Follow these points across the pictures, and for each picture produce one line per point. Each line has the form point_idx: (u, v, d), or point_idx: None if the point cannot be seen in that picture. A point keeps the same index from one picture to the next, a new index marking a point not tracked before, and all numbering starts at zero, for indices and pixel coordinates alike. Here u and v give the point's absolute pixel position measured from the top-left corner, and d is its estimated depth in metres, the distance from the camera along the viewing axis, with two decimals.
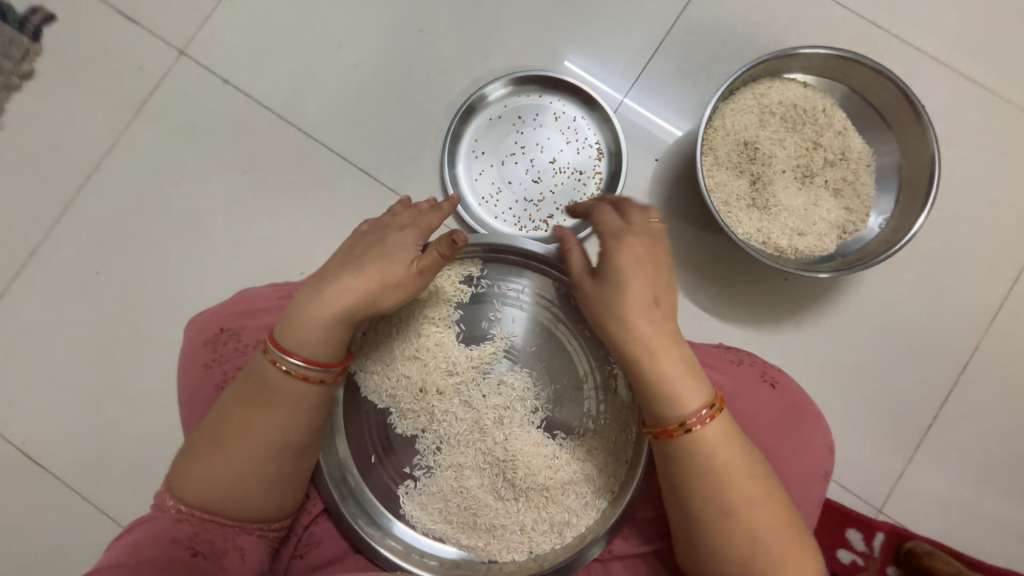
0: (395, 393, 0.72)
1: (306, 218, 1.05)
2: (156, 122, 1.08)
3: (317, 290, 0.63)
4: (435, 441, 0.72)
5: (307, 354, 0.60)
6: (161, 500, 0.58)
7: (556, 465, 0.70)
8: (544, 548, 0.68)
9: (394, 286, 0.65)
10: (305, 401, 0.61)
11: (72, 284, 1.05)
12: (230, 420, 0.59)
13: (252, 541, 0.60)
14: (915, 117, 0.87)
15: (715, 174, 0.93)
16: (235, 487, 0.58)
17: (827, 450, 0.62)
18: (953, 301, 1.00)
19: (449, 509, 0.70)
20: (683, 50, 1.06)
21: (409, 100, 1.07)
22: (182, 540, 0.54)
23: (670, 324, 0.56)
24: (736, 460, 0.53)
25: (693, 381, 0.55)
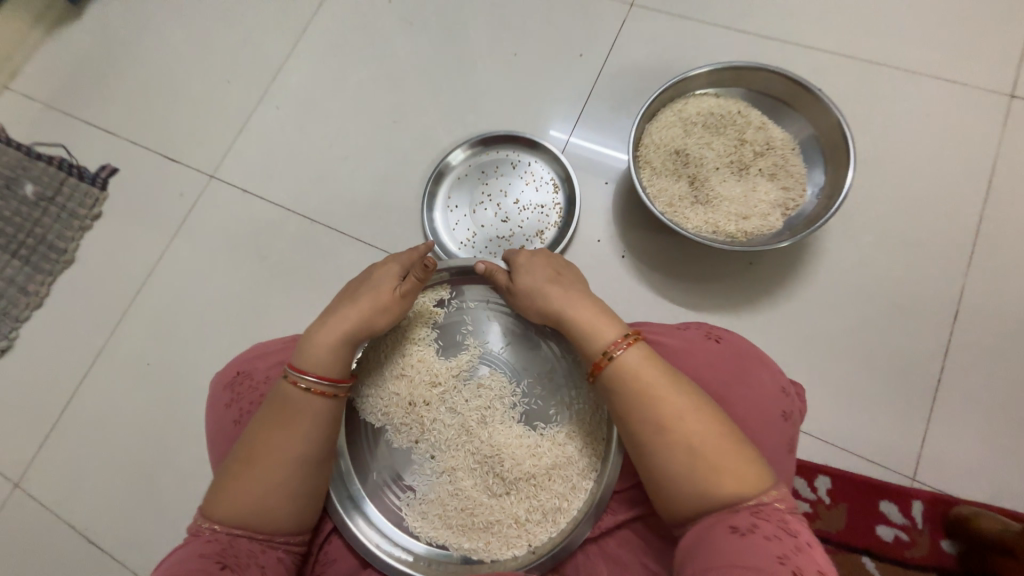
0: (388, 410, 0.81)
1: (319, 288, 1.23)
2: (195, 232, 1.32)
3: (324, 321, 0.76)
4: (428, 449, 0.80)
5: (320, 372, 0.70)
6: (196, 524, 0.64)
7: (539, 454, 0.77)
8: (540, 534, 0.74)
9: (384, 310, 0.78)
10: (319, 418, 0.70)
11: (129, 376, 1.23)
12: (254, 444, 0.67)
13: (273, 561, 0.65)
14: (814, 98, 0.98)
15: (656, 182, 1.05)
16: (261, 502, 0.65)
17: (775, 390, 0.67)
18: (924, 253, 1.02)
19: (449, 513, 0.76)
20: (612, 92, 1.25)
21: (392, 176, 1.28)
22: (210, 556, 0.59)
23: (583, 297, 0.74)
24: (660, 379, 0.62)
25: (610, 323, 0.69)
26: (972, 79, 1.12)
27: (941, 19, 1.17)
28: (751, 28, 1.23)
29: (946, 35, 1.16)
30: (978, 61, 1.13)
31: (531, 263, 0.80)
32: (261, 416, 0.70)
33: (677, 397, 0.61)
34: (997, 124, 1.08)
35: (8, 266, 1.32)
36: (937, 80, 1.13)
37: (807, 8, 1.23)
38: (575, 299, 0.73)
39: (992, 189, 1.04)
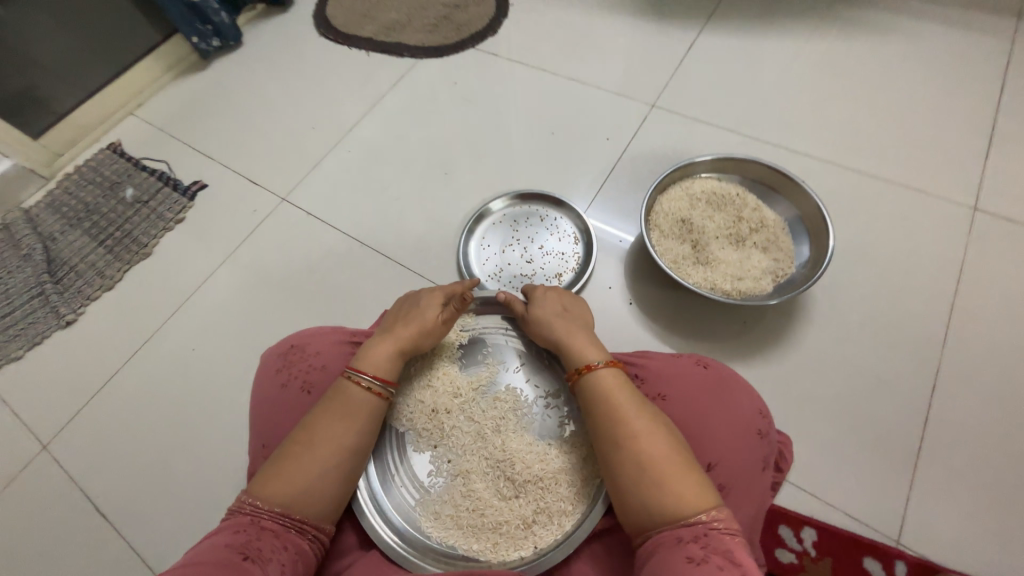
0: (411, 415, 0.87)
1: (357, 303, 1.38)
2: (258, 244, 1.51)
3: (380, 336, 0.85)
4: (446, 453, 0.86)
5: (377, 373, 0.79)
6: (237, 504, 0.69)
7: (547, 459, 0.82)
8: (547, 538, 0.76)
9: (430, 332, 0.88)
10: (365, 413, 0.76)
11: (171, 361, 1.35)
12: (308, 432, 0.73)
13: (291, 558, 0.65)
14: (801, 189, 1.18)
15: (663, 243, 1.22)
16: (295, 489, 0.69)
17: (752, 411, 0.74)
18: (902, 330, 1.14)
19: (460, 514, 0.80)
20: (631, 170, 1.48)
21: (436, 216, 1.48)
22: (236, 547, 0.62)
23: (582, 332, 0.84)
24: (626, 399, 0.70)
25: (596, 350, 0.79)
26: (940, 191, 1.31)
27: (910, 143, 1.40)
28: (750, 133, 1.49)
29: (916, 155, 1.38)
30: (944, 177, 1.33)
31: (547, 297, 0.92)
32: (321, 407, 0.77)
33: (637, 416, 0.68)
34: (964, 229, 1.25)
35: (93, 253, 1.51)
36: (909, 189, 1.33)
37: (797, 122, 1.48)
38: (574, 332, 0.84)
39: (961, 282, 1.18)
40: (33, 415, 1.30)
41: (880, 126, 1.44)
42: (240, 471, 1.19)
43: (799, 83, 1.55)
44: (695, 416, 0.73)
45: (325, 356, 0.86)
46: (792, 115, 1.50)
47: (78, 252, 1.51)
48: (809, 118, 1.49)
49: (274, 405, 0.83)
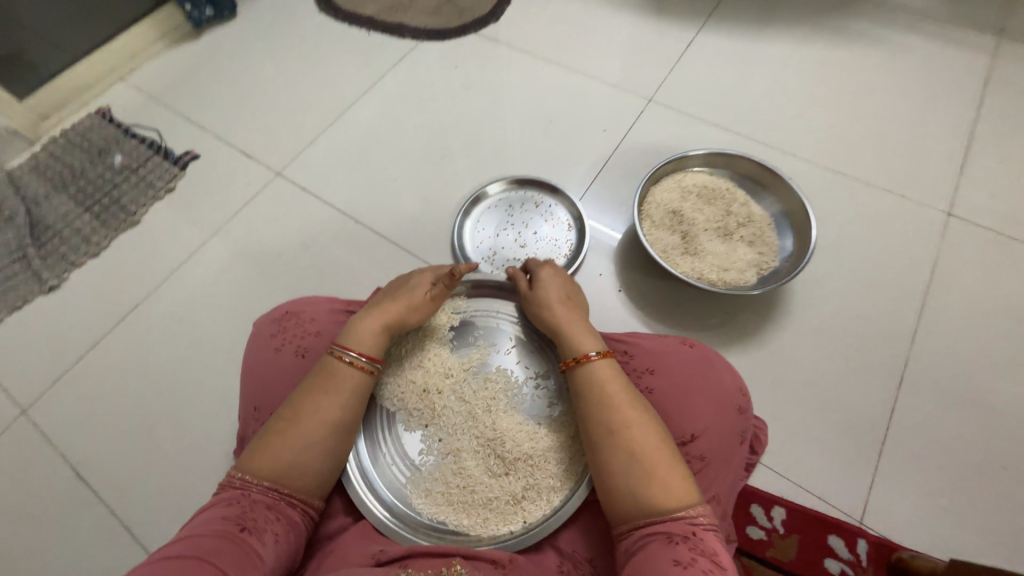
0: (402, 395, 0.87)
1: (350, 280, 1.39)
2: (250, 218, 1.50)
3: (366, 312, 0.85)
4: (436, 432, 0.85)
5: (364, 351, 0.80)
6: (229, 476, 0.71)
7: (538, 437, 0.82)
8: (537, 514, 0.76)
9: (417, 308, 0.88)
10: (354, 390, 0.78)
11: (158, 330, 1.34)
12: (298, 406, 0.74)
13: (285, 528, 0.68)
14: (787, 186, 1.22)
15: (654, 232, 1.25)
16: (286, 464, 0.70)
17: (734, 388, 0.77)
18: (875, 325, 1.19)
19: (450, 491, 0.79)
20: (625, 161, 1.51)
21: (431, 198, 1.49)
22: (232, 518, 0.65)
23: (580, 319, 0.83)
24: (620, 392, 0.69)
25: (593, 340, 0.79)
26: (917, 196, 1.37)
27: (891, 148, 1.46)
28: (742, 132, 1.53)
29: (897, 160, 1.44)
30: (921, 183, 1.39)
31: (549, 281, 0.91)
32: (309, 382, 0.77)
33: (631, 408, 0.68)
34: (937, 233, 1.31)
35: (79, 220, 1.48)
36: (888, 192, 1.39)
37: (787, 124, 1.53)
38: (573, 319, 0.83)
39: (932, 282, 1.24)
40: (13, 380, 1.28)
41: (865, 131, 1.50)
42: (225, 441, 1.19)
43: (790, 86, 1.60)
44: (679, 392, 0.76)
45: (320, 324, 0.87)
46: (782, 116, 1.55)
47: (63, 217, 1.48)
48: (797, 120, 1.54)
49: (265, 368, 0.83)
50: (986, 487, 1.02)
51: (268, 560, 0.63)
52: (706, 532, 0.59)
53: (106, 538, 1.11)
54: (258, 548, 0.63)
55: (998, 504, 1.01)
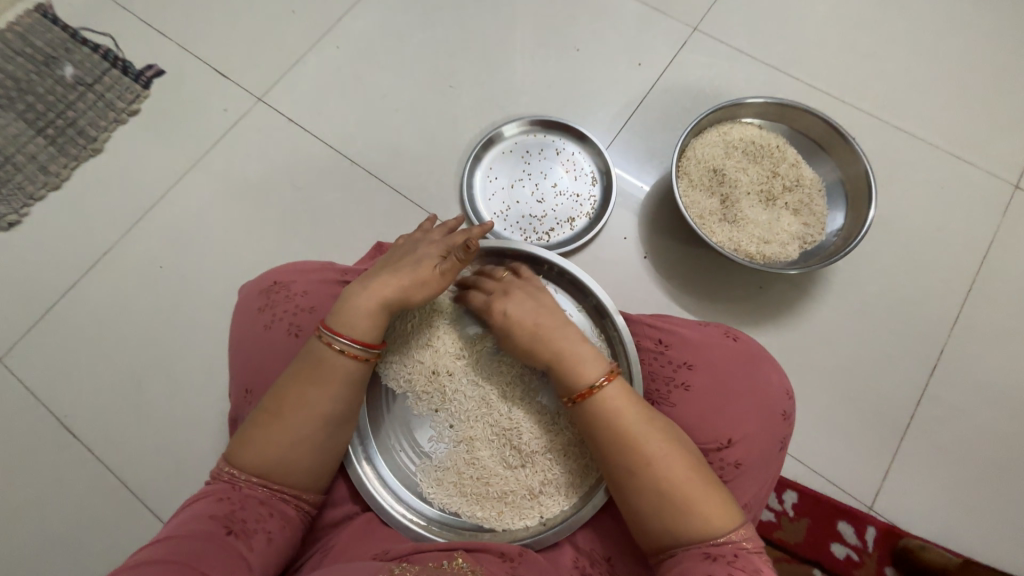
0: (410, 377, 0.81)
1: (346, 229, 1.24)
2: (230, 151, 1.32)
3: (363, 286, 0.75)
4: (447, 418, 0.79)
5: (354, 336, 0.70)
6: (218, 469, 0.68)
7: (557, 430, 0.76)
8: (553, 510, 0.74)
9: (423, 284, 0.77)
10: (346, 382, 0.70)
11: (137, 277, 1.22)
12: (284, 399, 0.68)
13: (277, 526, 0.66)
14: (849, 147, 1.07)
15: (690, 194, 1.11)
16: (275, 461, 0.66)
17: (780, 391, 0.69)
18: (916, 309, 1.11)
19: (462, 482, 0.76)
20: (662, 104, 1.31)
21: (437, 137, 1.31)
22: (220, 518, 0.62)
23: (566, 327, 0.70)
24: (636, 417, 0.61)
25: (591, 361, 0.65)
26: (985, 164, 1.22)
27: (966, 104, 1.27)
28: (799, 74, 1.32)
29: (970, 120, 1.26)
30: (993, 149, 1.23)
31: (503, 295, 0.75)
32: (295, 371, 0.70)
33: (649, 441, 0.59)
34: (1001, 208, 1.18)
35: (31, 144, 1.29)
36: (954, 158, 1.23)
37: (852, 67, 1.32)
38: (549, 337, 0.69)
39: (985, 263, 1.14)
40: None
41: (941, 81, 1.30)
42: (217, 400, 1.13)
43: (861, 19, 1.36)
44: (720, 392, 0.68)
45: (313, 297, 0.79)
46: (848, 57, 1.33)
47: (12, 140, 1.29)
48: (865, 63, 1.32)
49: (254, 345, 0.76)
50: (1001, 479, 1.01)
51: (256, 565, 0.61)
52: (752, 553, 0.55)
53: (100, 492, 1.07)
54: (246, 553, 0.61)
55: (1010, 495, 1.00)
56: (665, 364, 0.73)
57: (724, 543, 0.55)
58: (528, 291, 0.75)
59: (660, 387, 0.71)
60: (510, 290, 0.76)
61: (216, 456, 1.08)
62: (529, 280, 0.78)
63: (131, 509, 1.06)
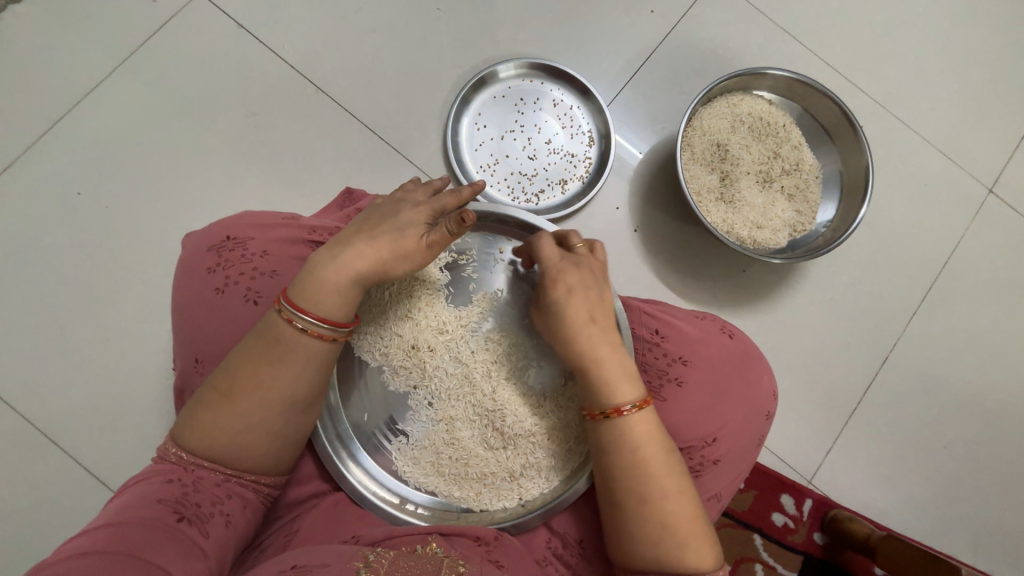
0: (388, 352, 0.80)
1: (309, 167, 1.09)
2: (163, 55, 1.08)
3: (334, 255, 0.66)
4: (427, 396, 0.81)
5: (320, 313, 0.64)
6: (163, 450, 0.61)
7: (538, 414, 0.80)
8: (532, 493, 0.79)
9: (405, 258, 0.69)
10: (314, 362, 0.64)
11: (47, 204, 1.03)
12: (239, 378, 0.61)
13: (238, 507, 0.60)
14: (854, 135, 1.04)
15: (690, 168, 1.05)
16: (235, 442, 0.61)
17: (767, 393, 0.75)
18: (880, 304, 1.16)
19: (442, 461, 0.79)
20: (670, 62, 1.20)
21: (419, 70, 1.14)
22: (170, 503, 0.55)
23: (611, 337, 0.70)
24: (656, 454, 0.65)
25: (628, 385, 0.67)
26: (968, 165, 1.24)
27: (964, 100, 1.25)
28: (813, 46, 1.24)
29: (964, 117, 1.25)
30: (978, 150, 1.24)
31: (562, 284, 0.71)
32: (249, 346, 0.63)
33: (664, 474, 0.64)
34: (972, 211, 1.22)
35: None
36: (942, 155, 1.23)
37: (867, 45, 1.25)
38: (602, 345, 0.69)
39: (947, 265, 1.18)
40: None
41: (947, 71, 1.26)
42: (156, 353, 1.01)
43: None
44: (710, 388, 0.72)
45: (274, 259, 0.71)
46: (865, 33, 1.26)
47: None
48: (880, 42, 1.26)
49: (203, 311, 0.69)
50: (923, 461, 1.12)
51: (212, 551, 0.55)
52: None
53: (22, 444, 0.96)
54: (200, 539, 0.55)
55: (928, 475, 1.11)
56: (659, 356, 0.75)
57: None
58: (583, 284, 0.71)
59: (653, 379, 0.73)
60: (564, 278, 0.71)
61: (160, 410, 0.99)
62: (592, 265, 0.73)
63: (58, 465, 0.96)
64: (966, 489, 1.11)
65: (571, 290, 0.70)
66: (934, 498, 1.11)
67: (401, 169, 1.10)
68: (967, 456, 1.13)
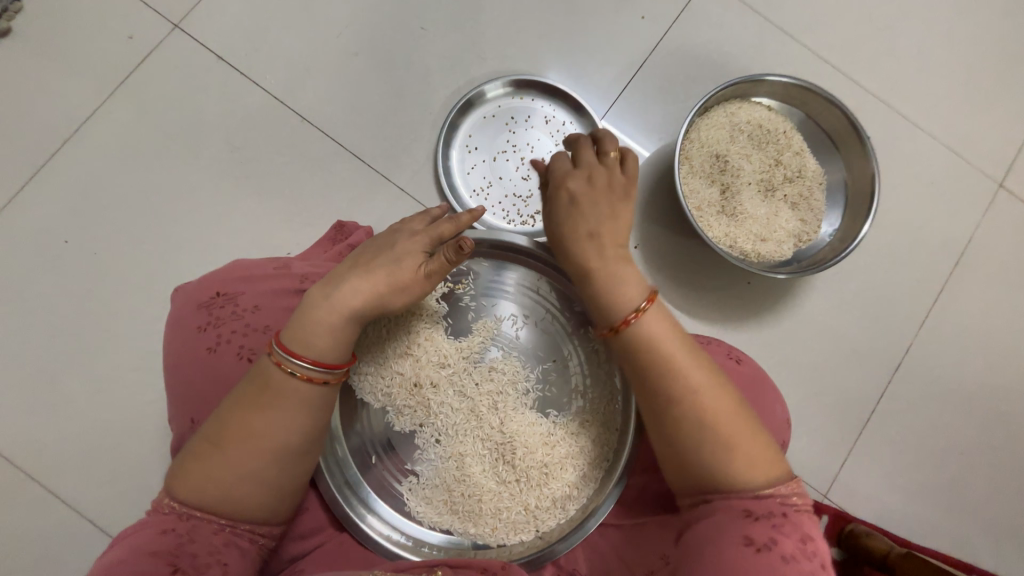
0: (390, 392, 0.85)
1: (298, 200, 1.05)
2: (143, 92, 1.06)
3: (328, 293, 0.66)
4: (434, 434, 0.86)
5: (315, 357, 0.62)
6: (158, 499, 0.59)
7: (551, 443, 0.85)
8: (550, 524, 0.82)
9: (401, 290, 0.69)
10: (308, 407, 0.62)
11: (35, 254, 1.01)
12: (230, 427, 0.60)
13: (236, 555, 0.58)
14: (860, 142, 1.00)
15: (689, 182, 1.02)
16: (229, 489, 0.59)
17: (782, 421, 0.73)
18: (891, 309, 1.13)
19: (455, 498, 0.83)
20: (663, 69, 1.16)
21: (406, 93, 1.10)
22: (163, 554, 0.53)
23: (613, 247, 0.66)
24: (680, 354, 0.61)
25: (632, 286, 0.65)
26: (977, 160, 1.20)
27: (971, 91, 1.21)
28: (812, 44, 1.20)
29: (971, 109, 1.21)
30: (988, 142, 1.20)
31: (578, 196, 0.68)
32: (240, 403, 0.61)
33: (698, 371, 0.60)
34: (983, 206, 1.18)
35: None
36: (949, 151, 1.19)
37: (867, 40, 1.21)
38: (603, 260, 0.66)
39: (959, 264, 1.15)
40: None
41: (952, 62, 1.22)
42: (153, 400, 0.99)
43: None
44: None
45: (265, 313, 0.69)
46: (865, 28, 1.21)
47: None
48: (881, 36, 1.21)
49: (195, 372, 0.66)
50: (941, 469, 1.09)
51: None
52: (801, 511, 0.55)
53: (27, 502, 0.95)
54: None
55: (948, 483, 1.09)
56: None
57: (769, 487, 0.56)
58: (587, 190, 0.68)
59: None
60: (580, 180, 0.69)
61: (162, 460, 0.97)
62: (601, 174, 0.69)
63: (64, 520, 0.95)
64: (988, 495, 1.09)
65: (574, 194, 0.68)
66: (955, 506, 1.08)
67: (392, 196, 1.07)
68: (986, 460, 1.10)
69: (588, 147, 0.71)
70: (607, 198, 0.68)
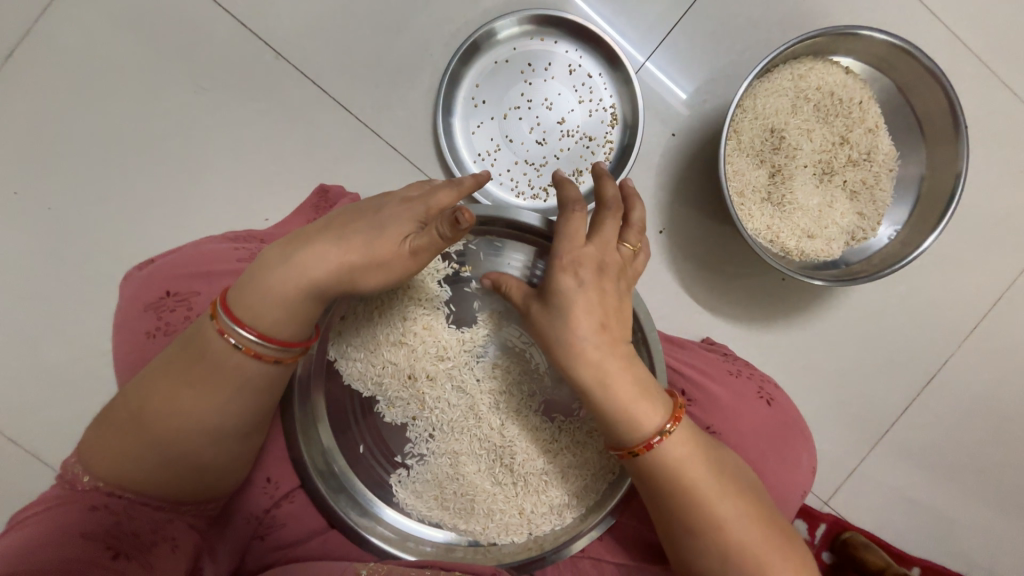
0: (381, 380, 0.71)
1: (274, 157, 0.91)
2: (87, 13, 0.88)
3: (287, 256, 0.55)
4: (427, 428, 0.73)
5: (261, 329, 0.53)
6: (72, 475, 0.52)
7: (554, 449, 0.73)
8: (544, 529, 0.72)
9: (380, 266, 0.56)
10: (246, 390, 0.54)
11: None
12: (160, 395, 0.52)
13: (184, 529, 0.55)
14: (954, 128, 0.83)
15: (734, 161, 0.86)
16: (166, 466, 0.52)
17: (803, 469, 0.70)
18: (936, 317, 1.01)
19: (446, 496, 0.72)
20: (721, 9, 0.94)
21: (402, 26, 0.91)
22: (98, 537, 0.48)
23: (622, 345, 0.60)
24: (697, 468, 0.58)
25: (646, 401, 0.58)
26: None
27: None
28: None
29: None
30: None
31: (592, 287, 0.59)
32: (175, 395, 0.52)
33: (716, 485, 0.57)
34: None
35: None
36: None
37: None
38: (622, 363, 0.59)
39: None
40: None
41: None
42: None
43: None
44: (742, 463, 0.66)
45: None
46: None
47: None
48: None
49: None
50: (953, 484, 1.04)
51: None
52: None
53: None
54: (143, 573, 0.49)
55: (958, 499, 1.04)
56: None
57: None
58: (596, 278, 0.59)
59: None
60: (580, 267, 0.59)
61: None
62: (613, 256, 0.61)
63: None
64: (999, 513, 1.04)
65: (582, 283, 0.59)
66: (962, 523, 1.04)
67: (383, 156, 0.92)
68: (1004, 480, 1.04)
69: (618, 215, 0.62)
70: (618, 285, 0.61)
